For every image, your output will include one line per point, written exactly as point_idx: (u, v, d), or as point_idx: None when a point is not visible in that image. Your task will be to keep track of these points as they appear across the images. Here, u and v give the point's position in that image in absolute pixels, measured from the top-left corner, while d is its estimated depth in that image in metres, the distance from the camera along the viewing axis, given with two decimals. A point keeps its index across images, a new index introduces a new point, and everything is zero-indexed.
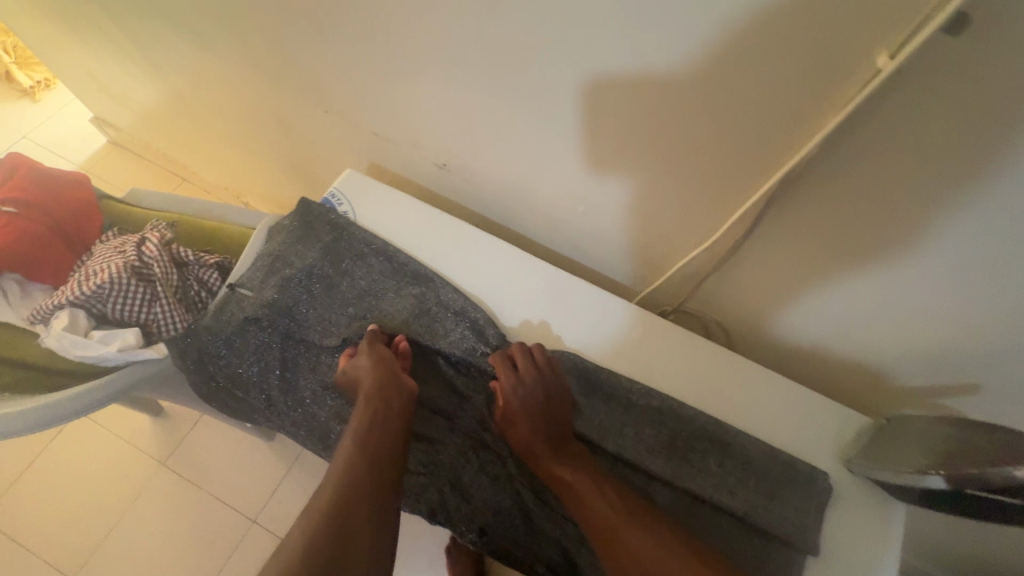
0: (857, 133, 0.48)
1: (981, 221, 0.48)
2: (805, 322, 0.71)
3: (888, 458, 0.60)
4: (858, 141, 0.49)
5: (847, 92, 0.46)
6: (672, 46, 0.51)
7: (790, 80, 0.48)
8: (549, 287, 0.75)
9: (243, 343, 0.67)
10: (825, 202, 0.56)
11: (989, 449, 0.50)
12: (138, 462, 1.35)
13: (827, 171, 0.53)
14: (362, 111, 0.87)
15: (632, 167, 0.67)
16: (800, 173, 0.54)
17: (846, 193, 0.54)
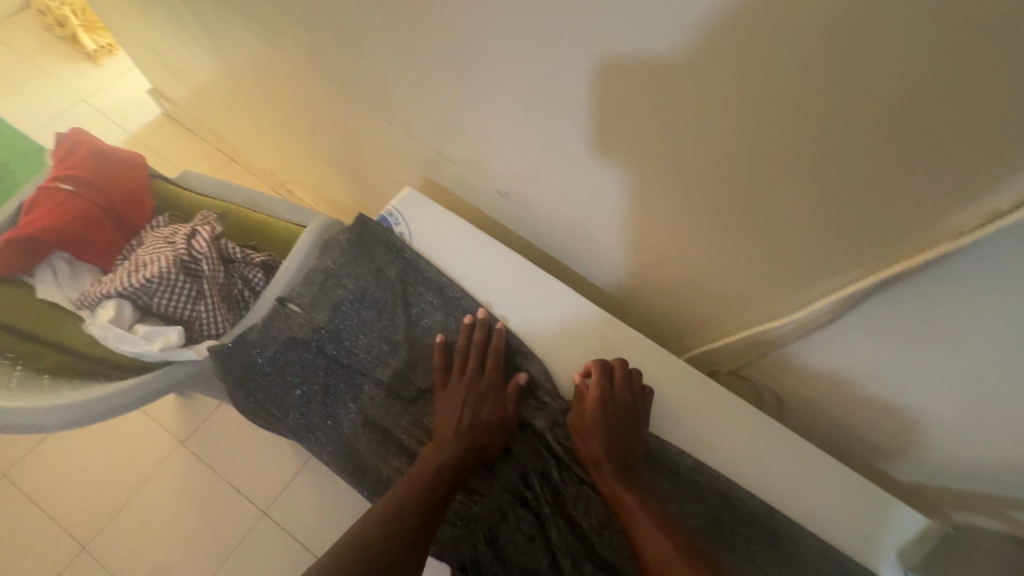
0: (995, 244, 0.44)
1: None
2: (879, 407, 0.66)
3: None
4: (992, 251, 0.44)
5: (994, 201, 0.42)
6: (789, 127, 0.47)
7: (923, 179, 0.44)
8: (606, 338, 0.71)
9: (290, 365, 0.66)
10: (933, 302, 0.51)
11: None
12: (158, 438, 1.36)
13: (945, 272, 0.48)
14: (429, 129, 0.85)
15: (712, 229, 0.63)
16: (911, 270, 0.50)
17: (958, 297, 0.49)
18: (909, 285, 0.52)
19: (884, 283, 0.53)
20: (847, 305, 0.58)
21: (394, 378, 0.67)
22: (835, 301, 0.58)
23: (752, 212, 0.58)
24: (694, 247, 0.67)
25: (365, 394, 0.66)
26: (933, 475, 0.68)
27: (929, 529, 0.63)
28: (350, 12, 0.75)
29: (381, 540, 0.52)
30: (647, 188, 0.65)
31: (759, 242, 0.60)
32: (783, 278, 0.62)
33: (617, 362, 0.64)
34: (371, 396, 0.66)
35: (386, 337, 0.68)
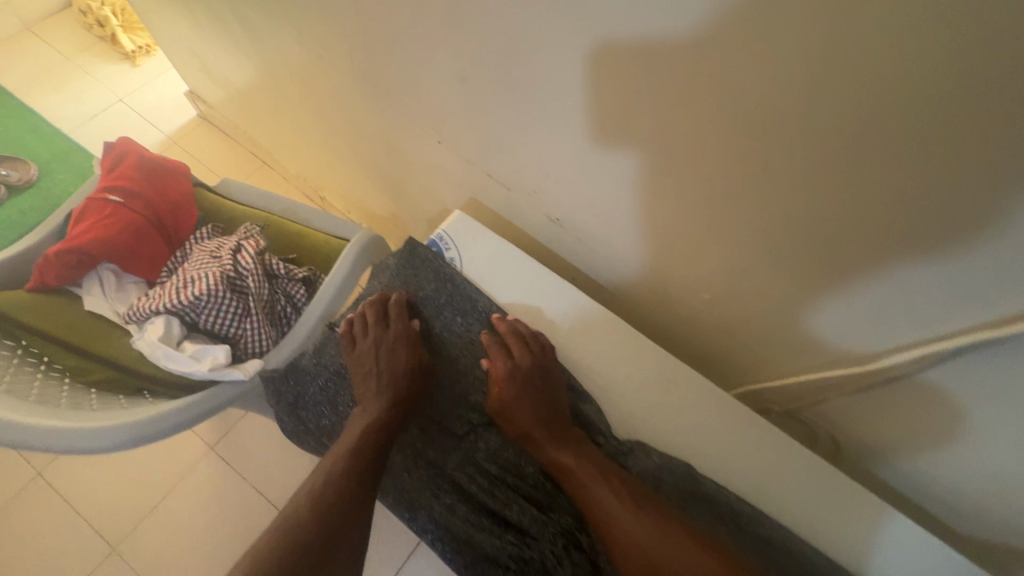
0: None
1: None
2: (950, 465, 0.63)
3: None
4: None
5: None
6: (893, 189, 0.44)
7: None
8: (661, 377, 0.69)
9: (339, 392, 0.64)
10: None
11: None
12: (189, 442, 1.37)
13: None
14: (480, 152, 0.83)
15: (783, 278, 0.60)
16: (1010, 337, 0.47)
17: None
18: (1009, 353, 0.48)
19: (982, 346, 0.49)
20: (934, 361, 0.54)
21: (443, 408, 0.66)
22: (922, 356, 0.54)
23: (833, 269, 0.54)
24: (761, 291, 0.64)
25: (415, 427, 0.64)
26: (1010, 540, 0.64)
27: None
28: (408, 34, 0.73)
29: (320, 512, 0.53)
30: (714, 233, 0.62)
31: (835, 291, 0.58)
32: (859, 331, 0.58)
33: (504, 325, 0.67)
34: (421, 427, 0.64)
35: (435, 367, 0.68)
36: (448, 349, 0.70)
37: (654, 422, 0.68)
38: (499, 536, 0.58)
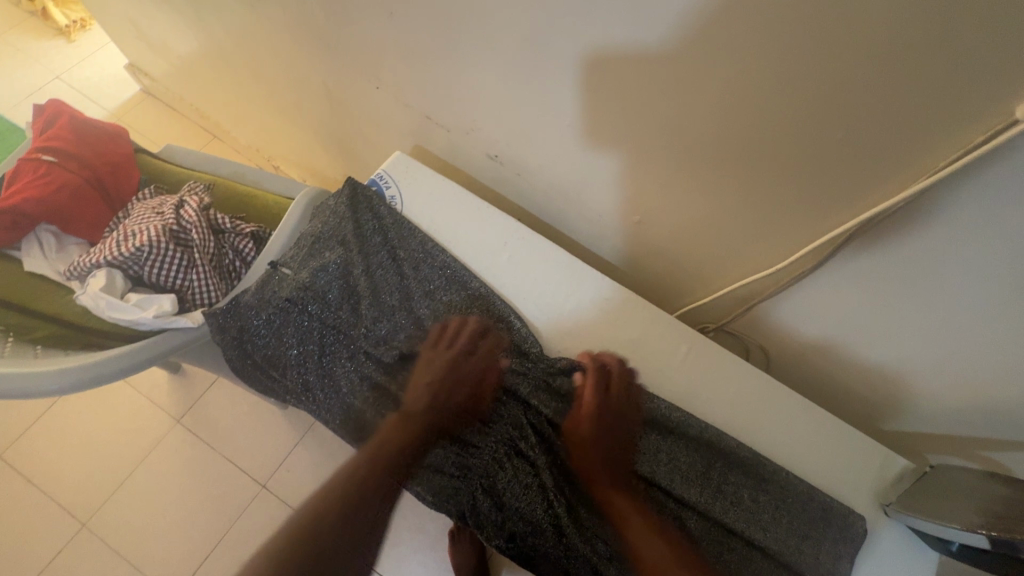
0: (962, 181, 0.45)
1: (920, 219, 0.50)
2: (855, 356, 0.69)
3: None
4: (960, 186, 0.46)
5: (968, 137, 0.43)
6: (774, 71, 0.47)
7: (897, 118, 0.45)
8: (596, 298, 0.73)
9: (282, 324, 0.64)
10: (914, 243, 0.52)
11: None
12: (154, 415, 1.37)
13: (919, 215, 0.50)
14: (416, 93, 0.84)
15: (700, 184, 0.64)
16: (887, 213, 0.51)
17: (937, 238, 0.50)
18: (901, 227, 0.52)
19: (873, 224, 0.53)
20: (834, 248, 0.58)
21: (403, 359, 0.66)
22: (830, 243, 0.58)
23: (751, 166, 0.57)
24: (692, 206, 0.67)
25: (362, 353, 0.65)
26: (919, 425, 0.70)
27: (903, 467, 0.66)
28: None
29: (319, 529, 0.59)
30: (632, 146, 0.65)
31: (745, 196, 0.61)
32: (769, 227, 0.62)
33: (611, 364, 0.68)
34: (372, 359, 0.65)
35: (376, 302, 0.67)
36: (384, 280, 0.69)
37: (594, 338, 0.71)
38: (447, 446, 0.63)
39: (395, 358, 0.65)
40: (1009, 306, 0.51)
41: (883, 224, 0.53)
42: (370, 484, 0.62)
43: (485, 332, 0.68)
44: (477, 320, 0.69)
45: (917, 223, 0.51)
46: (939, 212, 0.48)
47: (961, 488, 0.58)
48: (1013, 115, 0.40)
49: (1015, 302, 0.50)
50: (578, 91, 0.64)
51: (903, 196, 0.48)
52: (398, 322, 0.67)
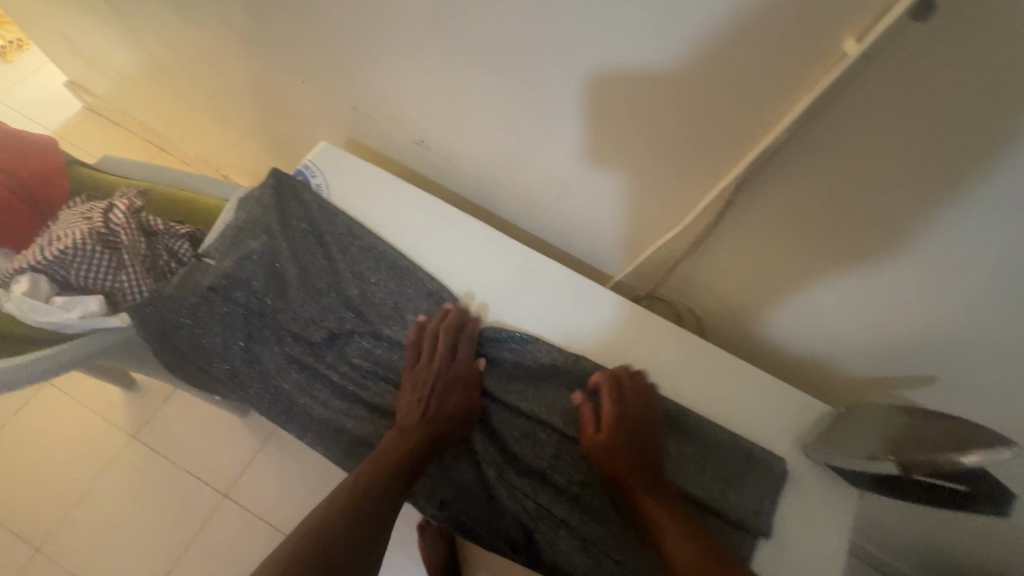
0: (822, 120, 0.48)
1: (796, 161, 0.53)
2: (774, 309, 0.71)
3: (933, 445, 0.52)
4: (823, 125, 0.49)
5: (817, 75, 0.46)
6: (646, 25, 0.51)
7: (758, 64, 0.48)
8: (525, 269, 0.74)
9: (206, 312, 0.65)
10: (798, 186, 0.55)
11: (942, 437, 0.52)
12: (109, 433, 1.34)
13: (797, 158, 0.53)
14: (341, 85, 0.85)
15: (608, 149, 0.66)
16: (769, 158, 0.54)
17: (816, 178, 0.53)
18: (784, 172, 0.55)
19: (756, 175, 0.57)
20: (729, 202, 0.61)
21: (334, 339, 0.65)
22: (725, 197, 0.61)
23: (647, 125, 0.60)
24: (609, 173, 0.69)
25: (290, 337, 0.65)
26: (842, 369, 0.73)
27: (822, 411, 0.69)
28: None
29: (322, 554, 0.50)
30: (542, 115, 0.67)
31: (648, 159, 0.64)
32: (677, 190, 0.65)
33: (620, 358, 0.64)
34: (300, 344, 0.65)
35: (304, 287, 0.67)
36: (312, 264, 0.69)
37: (526, 310, 0.72)
38: (378, 422, 0.62)
39: (324, 337, 0.65)
40: (880, 242, 0.54)
41: (767, 172, 0.56)
42: (376, 493, 0.56)
43: (416, 307, 0.68)
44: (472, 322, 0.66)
45: (794, 167, 0.53)
46: (807, 157, 0.52)
47: (864, 422, 0.62)
48: (844, 50, 0.44)
49: (884, 238, 0.53)
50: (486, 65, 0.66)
51: (772, 141, 0.52)
52: (326, 306, 0.67)
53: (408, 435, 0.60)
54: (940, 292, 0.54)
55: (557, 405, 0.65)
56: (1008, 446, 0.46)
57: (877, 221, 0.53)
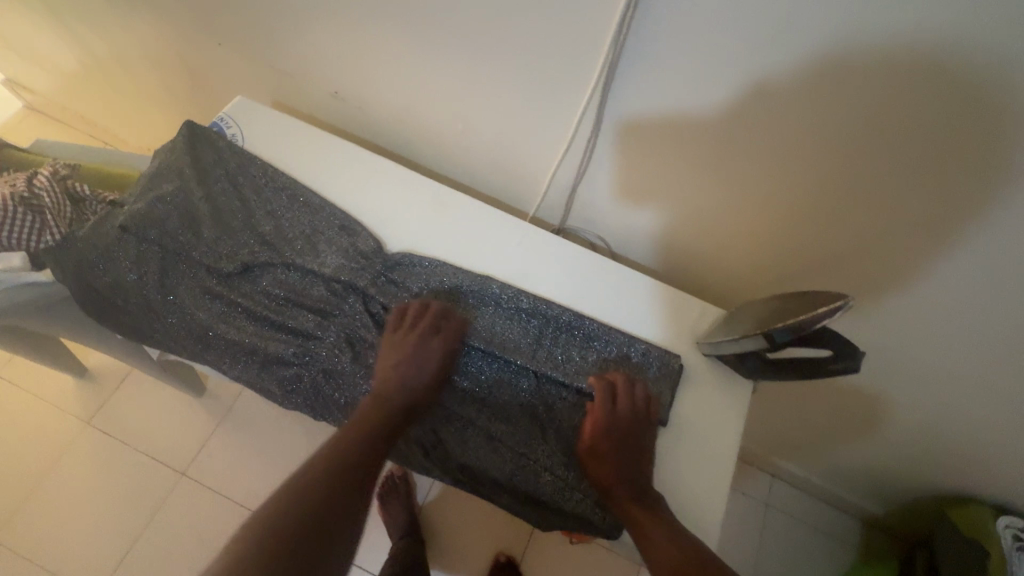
0: (647, 8, 0.54)
1: (642, 55, 0.58)
2: (667, 221, 0.77)
3: (789, 314, 0.58)
4: (651, 14, 0.54)
5: None
6: None
7: None
8: (436, 201, 0.77)
9: (119, 251, 0.68)
10: (653, 83, 0.60)
11: (802, 306, 0.57)
12: (62, 421, 1.34)
13: (644, 53, 0.58)
14: (253, 43, 0.88)
15: (495, 75, 0.70)
16: (618, 57, 0.59)
17: (662, 71, 0.59)
18: (637, 70, 0.60)
19: (614, 79, 0.62)
20: (600, 112, 0.66)
21: (248, 270, 0.68)
22: (596, 107, 0.66)
23: (520, 44, 0.65)
24: (503, 104, 0.74)
25: (204, 270, 0.68)
26: (737, 269, 0.79)
27: (716, 313, 0.74)
28: None
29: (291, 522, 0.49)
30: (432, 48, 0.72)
31: (530, 81, 0.68)
32: (561, 110, 0.69)
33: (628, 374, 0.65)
34: (214, 277, 0.68)
35: (218, 226, 0.70)
36: (226, 205, 0.72)
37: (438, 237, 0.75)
38: (288, 341, 0.66)
39: (237, 268, 0.68)
40: (729, 124, 0.61)
41: (623, 73, 0.61)
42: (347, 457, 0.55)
43: (327, 239, 0.71)
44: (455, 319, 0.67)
45: (642, 63, 0.59)
46: (652, 52, 0.57)
47: (744, 309, 0.67)
48: None
49: (730, 117, 0.60)
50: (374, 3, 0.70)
51: (615, 39, 0.58)
52: (239, 242, 0.70)
53: (386, 403, 0.60)
54: (785, 162, 0.61)
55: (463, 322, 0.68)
56: (840, 299, 0.53)
57: (720, 104, 0.59)
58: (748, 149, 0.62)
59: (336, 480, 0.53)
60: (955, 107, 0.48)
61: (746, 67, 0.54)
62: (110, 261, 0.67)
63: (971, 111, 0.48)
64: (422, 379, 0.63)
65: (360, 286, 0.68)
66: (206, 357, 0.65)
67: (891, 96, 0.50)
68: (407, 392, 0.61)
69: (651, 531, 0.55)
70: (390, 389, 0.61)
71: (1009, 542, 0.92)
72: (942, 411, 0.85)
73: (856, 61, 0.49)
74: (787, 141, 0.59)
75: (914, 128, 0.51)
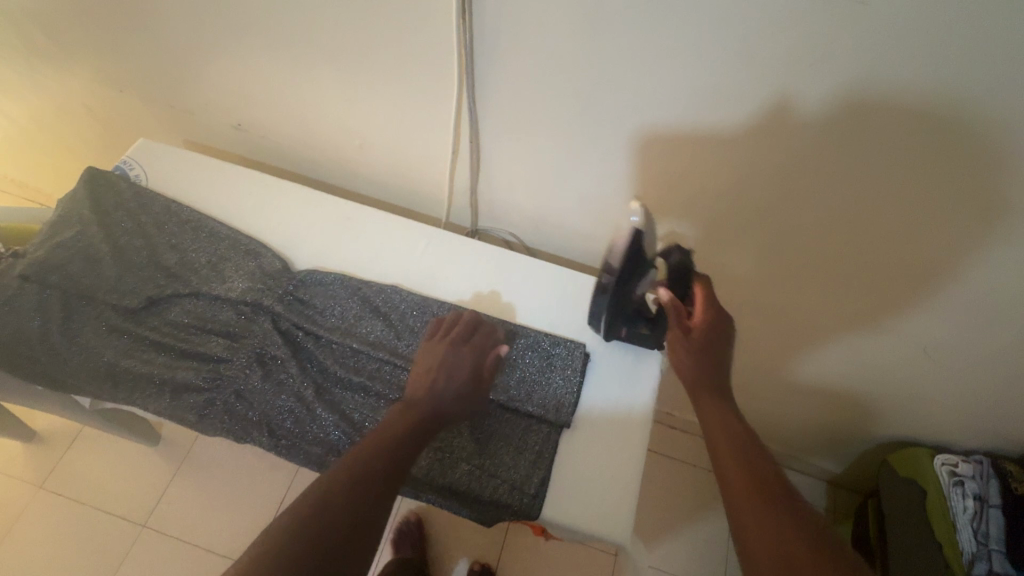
0: (483, 8, 0.58)
1: (494, 53, 0.62)
2: (566, 208, 0.80)
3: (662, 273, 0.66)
4: (490, 14, 0.58)
5: None
6: None
7: None
8: (341, 216, 0.79)
9: (22, 301, 0.69)
10: (512, 78, 0.64)
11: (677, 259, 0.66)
12: (13, 489, 1.30)
13: (495, 50, 0.62)
14: (151, 88, 0.90)
15: (376, 89, 0.74)
16: (473, 58, 0.63)
17: (517, 67, 0.63)
18: (494, 67, 0.64)
19: (474, 78, 0.65)
20: (473, 112, 0.70)
21: (154, 304, 0.70)
22: (468, 108, 0.69)
23: (389, 57, 0.68)
24: (391, 116, 0.77)
25: (111, 309, 0.70)
26: None
27: None
28: None
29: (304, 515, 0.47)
30: (314, 71, 0.75)
31: (407, 91, 0.72)
32: (440, 115, 0.73)
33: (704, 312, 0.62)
34: (122, 315, 0.70)
35: (121, 266, 0.72)
36: (128, 243, 0.74)
37: (344, 251, 0.77)
38: (199, 367, 0.67)
39: (142, 302, 0.70)
40: (588, 106, 0.64)
41: (483, 74, 0.65)
42: (371, 465, 0.52)
43: (233, 264, 0.73)
44: (467, 316, 0.67)
45: (496, 61, 0.63)
46: (502, 51, 0.61)
47: None
48: None
49: (587, 101, 0.63)
50: (251, 36, 0.73)
51: (465, 42, 0.61)
52: (146, 278, 0.72)
53: (415, 410, 0.58)
54: (645, 136, 0.65)
55: (370, 332, 0.70)
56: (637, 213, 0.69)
57: (574, 89, 0.62)
58: (609, 131, 0.66)
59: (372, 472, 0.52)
60: (855, 100, 0.53)
61: (583, 52, 0.58)
62: (11, 311, 0.68)
63: (883, 107, 0.52)
64: (452, 388, 0.61)
65: (265, 305, 0.70)
66: (115, 393, 0.66)
67: (709, 65, 0.55)
68: (448, 403, 0.60)
69: (751, 512, 0.46)
70: (429, 397, 0.60)
71: (946, 479, 0.95)
72: (859, 358, 0.88)
73: (675, 35, 0.53)
74: (640, 118, 0.63)
75: (737, 91, 0.56)
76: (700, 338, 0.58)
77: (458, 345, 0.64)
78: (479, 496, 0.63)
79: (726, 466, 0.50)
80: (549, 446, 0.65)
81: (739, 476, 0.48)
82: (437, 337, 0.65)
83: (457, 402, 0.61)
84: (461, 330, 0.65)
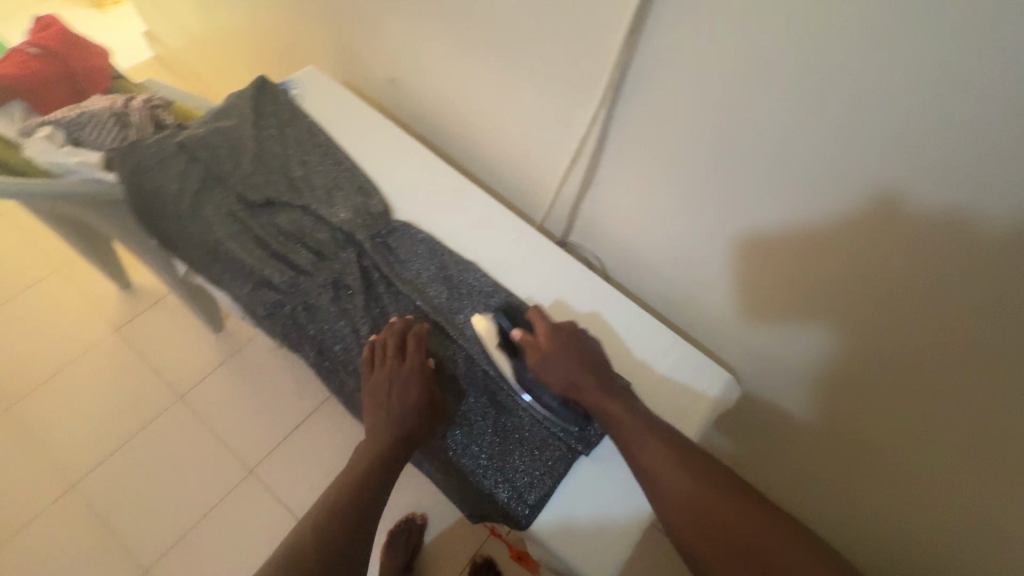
0: (645, 42, 0.59)
1: (641, 86, 0.63)
2: (655, 250, 0.80)
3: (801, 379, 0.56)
4: (651, 48, 0.59)
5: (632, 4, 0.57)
6: None
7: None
8: (450, 184, 0.84)
9: (171, 164, 0.79)
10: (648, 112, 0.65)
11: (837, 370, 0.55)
12: (97, 323, 1.48)
13: (642, 82, 0.63)
14: (335, 27, 1.00)
15: (523, 85, 0.78)
16: (620, 82, 0.65)
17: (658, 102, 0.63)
18: (636, 96, 0.65)
19: (617, 100, 0.67)
20: (604, 130, 0.71)
21: (269, 205, 0.78)
22: (600, 125, 0.71)
23: (544, 59, 0.72)
24: (526, 112, 0.81)
25: (231, 197, 0.78)
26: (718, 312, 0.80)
27: (684, 346, 0.74)
28: None
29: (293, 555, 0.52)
30: (474, 53, 0.81)
31: (548, 95, 0.75)
32: (572, 124, 0.75)
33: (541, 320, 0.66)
34: (238, 205, 0.78)
35: (254, 164, 0.80)
36: (269, 147, 0.82)
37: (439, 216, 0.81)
38: (283, 270, 0.74)
39: (260, 200, 0.78)
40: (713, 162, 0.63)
41: (623, 99, 0.66)
42: (347, 499, 0.57)
43: (339, 194, 0.79)
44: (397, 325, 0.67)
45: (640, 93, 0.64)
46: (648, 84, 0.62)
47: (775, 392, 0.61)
48: None
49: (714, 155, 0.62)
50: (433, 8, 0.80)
51: (618, 66, 0.63)
52: (269, 182, 0.80)
53: (375, 438, 0.61)
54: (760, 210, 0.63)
55: (434, 298, 0.73)
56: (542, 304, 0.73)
57: (707, 141, 0.62)
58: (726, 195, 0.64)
59: (346, 512, 0.56)
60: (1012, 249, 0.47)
61: (729, 106, 0.57)
62: (161, 168, 0.79)
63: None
64: (402, 406, 0.62)
65: (356, 239, 0.75)
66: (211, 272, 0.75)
67: (853, 155, 0.52)
68: (404, 423, 0.61)
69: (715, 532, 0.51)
70: (384, 422, 0.62)
71: None
72: None
73: (829, 118, 0.51)
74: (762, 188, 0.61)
75: (871, 189, 0.52)
76: (556, 344, 0.64)
77: (397, 362, 0.65)
78: (478, 488, 0.64)
79: (673, 493, 0.53)
80: (560, 464, 0.64)
81: (684, 497, 0.53)
82: (376, 357, 0.66)
83: (414, 420, 0.62)
84: (396, 345, 0.66)
